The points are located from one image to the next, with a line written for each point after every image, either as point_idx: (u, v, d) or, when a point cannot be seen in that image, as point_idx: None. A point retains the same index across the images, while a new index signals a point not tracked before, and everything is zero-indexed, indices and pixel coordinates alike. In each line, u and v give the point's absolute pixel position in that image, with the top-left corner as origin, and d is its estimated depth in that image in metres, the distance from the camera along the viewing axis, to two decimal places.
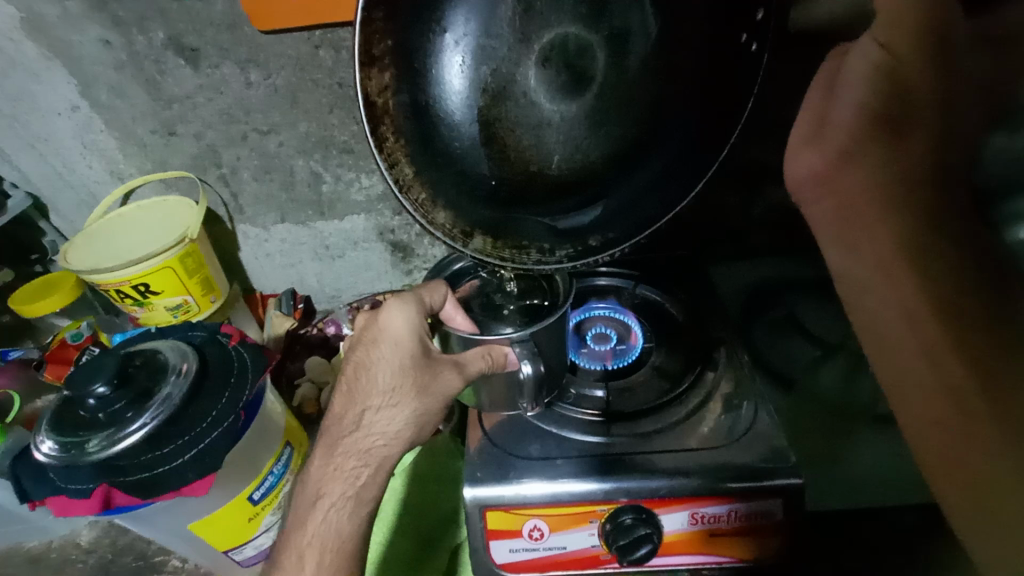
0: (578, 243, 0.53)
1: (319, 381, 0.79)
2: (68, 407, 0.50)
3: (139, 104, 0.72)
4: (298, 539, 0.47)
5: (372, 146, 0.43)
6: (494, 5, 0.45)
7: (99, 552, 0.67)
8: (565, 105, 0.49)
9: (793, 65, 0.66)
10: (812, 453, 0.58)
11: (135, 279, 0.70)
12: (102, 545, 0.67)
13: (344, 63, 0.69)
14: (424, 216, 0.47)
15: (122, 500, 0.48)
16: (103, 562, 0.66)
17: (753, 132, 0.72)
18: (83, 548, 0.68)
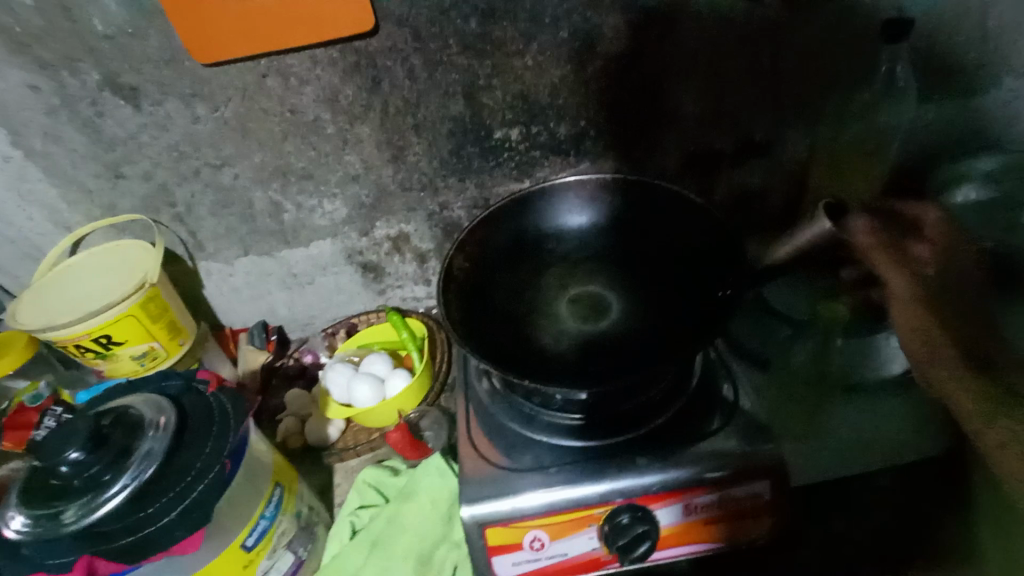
0: (513, 391, 0.61)
1: (300, 414, 0.76)
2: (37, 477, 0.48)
3: (80, 149, 0.69)
4: None
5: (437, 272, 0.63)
6: (569, 202, 0.72)
7: None
8: (575, 317, 0.66)
9: None
10: (794, 429, 0.57)
11: (95, 332, 0.67)
12: None
13: (294, 89, 0.68)
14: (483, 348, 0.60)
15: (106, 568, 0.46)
16: None
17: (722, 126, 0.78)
18: None
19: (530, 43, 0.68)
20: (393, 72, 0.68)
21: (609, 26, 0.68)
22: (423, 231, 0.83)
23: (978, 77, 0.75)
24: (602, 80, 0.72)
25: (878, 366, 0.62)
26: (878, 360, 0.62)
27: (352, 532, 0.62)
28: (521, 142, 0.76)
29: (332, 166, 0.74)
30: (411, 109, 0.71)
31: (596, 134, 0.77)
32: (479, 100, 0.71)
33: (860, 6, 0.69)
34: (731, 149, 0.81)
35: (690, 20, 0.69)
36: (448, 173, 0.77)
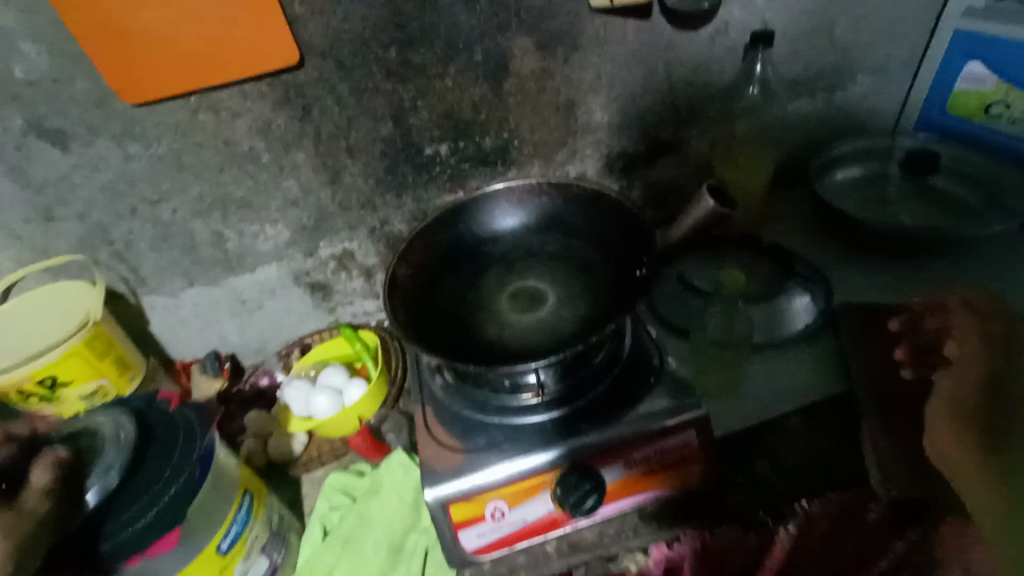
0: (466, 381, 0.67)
1: (262, 434, 0.77)
2: None
3: (8, 195, 0.70)
4: None
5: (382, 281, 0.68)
6: (500, 206, 0.79)
7: None
8: (514, 308, 0.73)
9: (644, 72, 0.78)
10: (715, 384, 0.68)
11: (40, 373, 0.68)
12: None
13: (227, 122, 0.71)
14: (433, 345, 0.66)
15: None
16: None
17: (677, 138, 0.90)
18: None
19: (448, 66, 0.75)
20: (322, 101, 0.73)
21: (518, 49, 0.76)
22: (366, 247, 0.87)
23: (834, 75, 0.91)
24: (519, 96, 0.80)
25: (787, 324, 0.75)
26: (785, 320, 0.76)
27: (324, 535, 0.65)
28: (451, 156, 0.82)
29: (270, 192, 0.78)
30: (343, 134, 0.76)
31: (519, 144, 0.84)
32: (407, 121, 0.77)
33: (729, 20, 0.80)
34: (641, 148, 0.91)
35: (589, 39, 0.78)
36: (386, 191, 0.82)
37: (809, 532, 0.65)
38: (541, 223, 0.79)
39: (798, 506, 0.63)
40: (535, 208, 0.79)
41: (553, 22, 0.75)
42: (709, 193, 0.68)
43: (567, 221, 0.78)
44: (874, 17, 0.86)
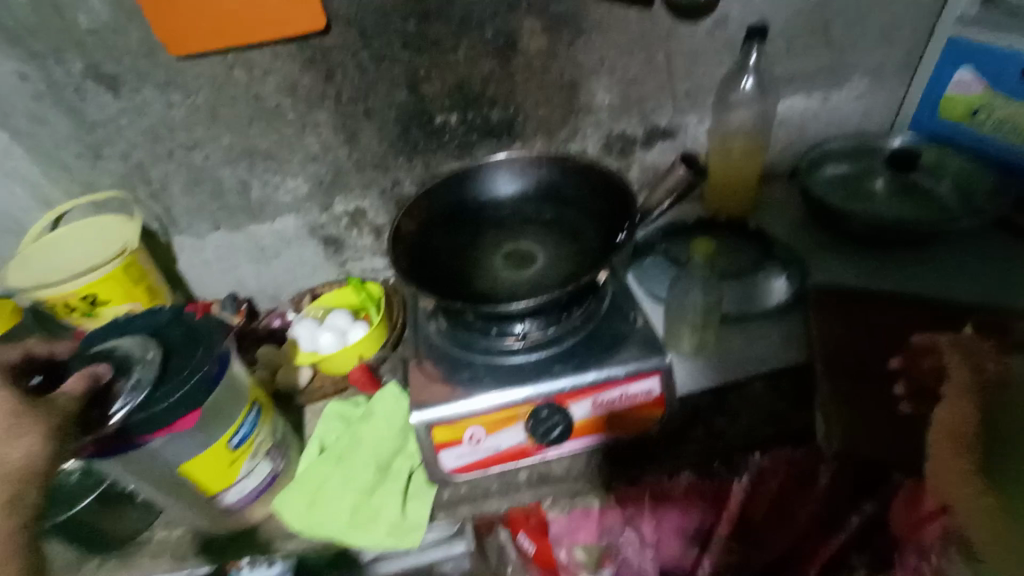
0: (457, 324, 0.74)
1: (271, 367, 0.85)
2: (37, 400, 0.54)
3: (63, 131, 0.78)
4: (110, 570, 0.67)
5: (389, 231, 0.75)
6: (501, 173, 0.85)
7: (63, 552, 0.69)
8: (506, 265, 0.79)
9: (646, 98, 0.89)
10: (698, 343, 0.75)
11: (84, 291, 0.76)
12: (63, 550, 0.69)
13: (259, 78, 0.78)
14: (430, 288, 0.73)
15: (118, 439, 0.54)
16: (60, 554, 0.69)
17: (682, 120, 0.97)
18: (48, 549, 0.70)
19: (461, 41, 0.81)
20: (345, 65, 0.80)
21: (527, 30, 0.82)
22: (378, 206, 0.94)
23: (827, 74, 0.97)
24: (526, 73, 0.86)
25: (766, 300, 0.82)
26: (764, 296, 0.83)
27: (320, 450, 0.73)
28: (459, 126, 0.89)
29: (294, 147, 0.85)
30: (361, 97, 0.83)
31: (524, 119, 0.91)
32: (421, 90, 0.84)
33: (727, 13, 0.87)
34: (639, 132, 0.97)
35: (593, 24, 0.84)
36: (398, 154, 0.89)
37: (761, 487, 0.73)
38: (537, 191, 0.85)
39: (751, 458, 0.71)
40: (532, 176, 0.85)
41: (560, 5, 0.81)
42: None
43: (561, 191, 0.84)
44: (863, 20, 0.92)
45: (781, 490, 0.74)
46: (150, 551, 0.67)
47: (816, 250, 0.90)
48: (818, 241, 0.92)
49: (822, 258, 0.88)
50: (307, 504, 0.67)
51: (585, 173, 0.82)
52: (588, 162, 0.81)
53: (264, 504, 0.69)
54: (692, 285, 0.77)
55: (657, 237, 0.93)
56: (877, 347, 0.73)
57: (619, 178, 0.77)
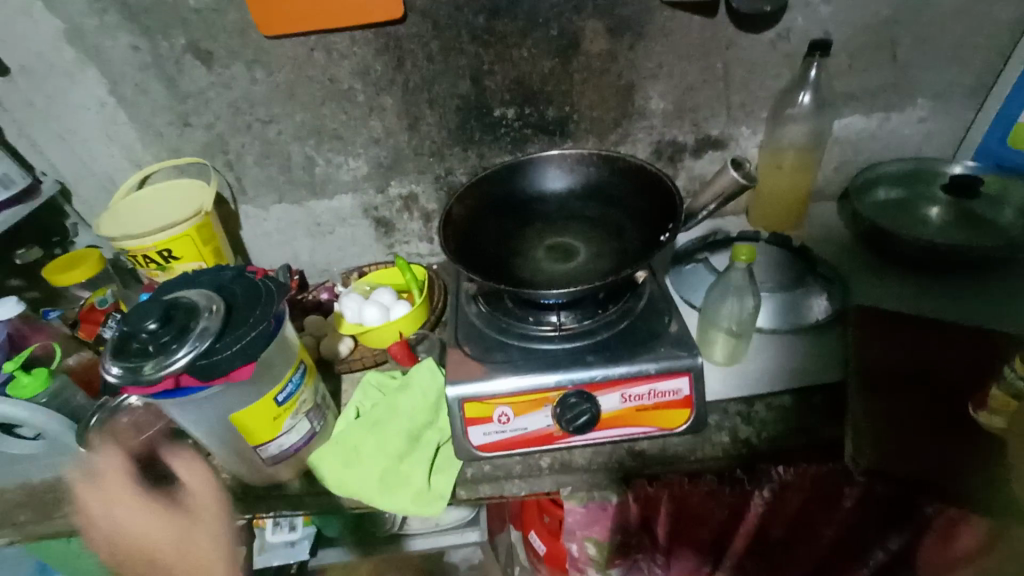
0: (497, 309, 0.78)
1: (316, 335, 0.91)
2: (120, 343, 0.58)
3: (159, 100, 0.85)
4: (158, 503, 0.72)
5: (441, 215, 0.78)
6: (551, 168, 0.87)
7: None
8: (548, 257, 0.82)
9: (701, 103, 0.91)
10: (730, 352, 0.76)
11: (161, 245, 0.82)
12: None
13: (335, 62, 0.84)
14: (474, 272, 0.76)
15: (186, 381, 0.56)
16: None
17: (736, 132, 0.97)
18: None
19: (525, 38, 0.85)
20: (415, 54, 0.84)
21: (590, 32, 0.85)
22: (429, 192, 0.98)
23: (894, 95, 0.95)
24: (585, 74, 0.89)
25: (805, 316, 0.81)
26: (804, 312, 0.81)
27: (356, 414, 0.76)
28: (515, 121, 0.92)
29: (359, 129, 0.90)
30: (426, 86, 0.87)
31: (578, 119, 0.93)
32: (483, 83, 0.88)
33: (792, 27, 0.87)
34: (692, 141, 0.97)
35: (656, 30, 0.85)
36: (454, 143, 0.93)
37: (782, 498, 0.72)
38: (585, 189, 0.87)
39: (774, 470, 0.70)
40: (581, 174, 0.87)
41: (625, 10, 0.83)
42: (733, 167, 0.74)
43: (608, 191, 0.86)
44: (935, 42, 0.90)
45: (803, 505, 0.73)
46: (193, 490, 0.73)
47: (860, 271, 0.90)
48: (861, 263, 0.91)
49: (865, 280, 0.88)
50: (339, 462, 0.71)
51: (634, 174, 0.83)
52: (638, 163, 0.82)
53: (301, 460, 0.73)
54: (727, 291, 0.75)
55: (699, 245, 0.94)
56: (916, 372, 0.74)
57: (667, 180, 0.78)
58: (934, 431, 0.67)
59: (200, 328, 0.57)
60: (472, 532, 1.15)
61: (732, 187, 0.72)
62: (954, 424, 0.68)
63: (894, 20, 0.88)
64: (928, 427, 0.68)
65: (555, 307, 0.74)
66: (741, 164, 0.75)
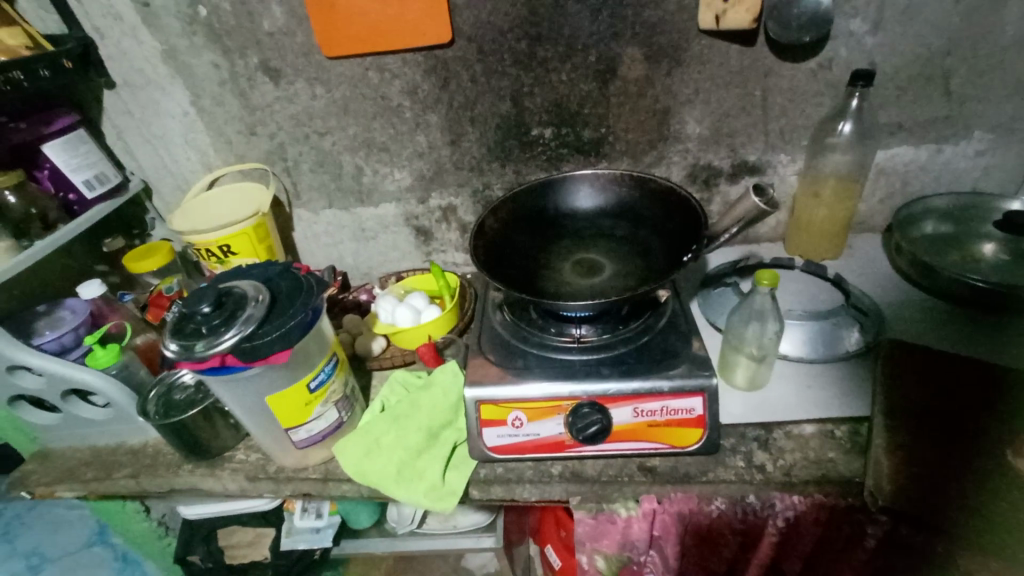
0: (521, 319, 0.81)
1: (353, 332, 0.96)
2: (179, 323, 0.65)
3: (232, 111, 0.95)
4: (201, 475, 0.79)
5: (473, 225, 0.82)
6: (584, 186, 0.90)
7: (168, 453, 0.83)
8: (574, 273, 0.84)
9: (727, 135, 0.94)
10: (750, 376, 0.76)
11: (221, 241, 0.91)
12: (167, 452, 0.83)
13: (387, 81, 0.91)
14: (500, 281, 0.79)
15: (231, 361, 0.63)
16: (163, 455, 0.83)
17: (771, 160, 0.97)
18: (156, 450, 0.84)
19: (565, 62, 0.89)
20: (460, 75, 0.90)
21: (628, 58, 0.88)
22: (467, 205, 1.03)
23: (946, 126, 0.93)
24: (621, 98, 0.92)
25: (834, 347, 0.79)
26: (833, 342, 0.79)
27: (381, 408, 0.81)
28: (552, 140, 0.96)
29: (406, 143, 0.97)
30: (469, 105, 0.93)
31: (613, 140, 0.96)
32: (522, 104, 0.92)
33: (835, 56, 0.87)
34: (727, 165, 0.98)
35: (693, 57, 0.88)
36: (493, 160, 0.98)
37: (796, 530, 0.70)
38: (616, 209, 0.89)
39: (788, 499, 0.68)
40: (613, 194, 0.89)
41: (663, 37, 0.86)
42: (756, 193, 0.75)
43: (639, 211, 0.88)
44: (991, 73, 0.87)
45: (819, 539, 0.71)
46: (231, 467, 0.79)
47: (902, 305, 0.87)
48: (904, 297, 0.88)
49: (907, 315, 0.85)
50: (362, 451, 0.75)
51: (664, 196, 0.85)
52: (668, 185, 0.83)
53: (328, 446, 0.78)
54: (751, 315, 0.74)
55: (729, 269, 0.94)
56: (943, 407, 0.71)
57: (695, 203, 0.79)
58: (969, 472, 0.64)
59: (247, 314, 0.64)
60: (487, 539, 1.15)
61: (752, 212, 0.73)
62: (985, 465, 0.65)
63: (946, 51, 0.86)
64: (960, 467, 0.65)
65: (577, 320, 0.77)
66: (765, 190, 0.76)
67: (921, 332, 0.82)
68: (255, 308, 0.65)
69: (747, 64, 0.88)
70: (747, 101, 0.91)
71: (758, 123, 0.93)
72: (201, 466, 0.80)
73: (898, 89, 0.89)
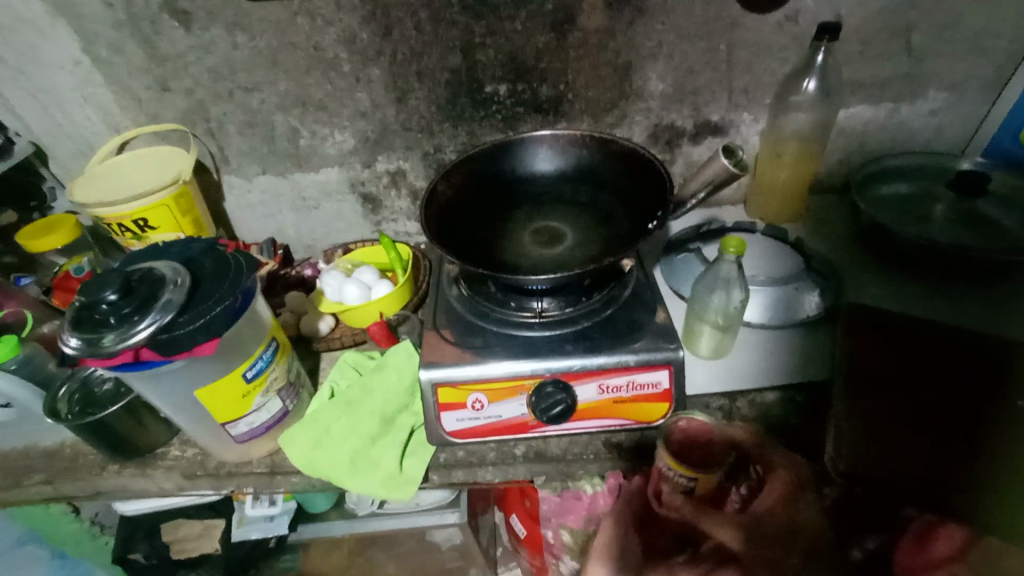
0: (479, 295, 0.76)
1: (297, 312, 0.88)
2: (83, 314, 0.56)
3: (136, 62, 0.82)
4: (129, 476, 0.72)
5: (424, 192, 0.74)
6: (544, 149, 0.84)
7: (88, 454, 0.74)
8: (533, 244, 0.79)
9: (691, 94, 0.90)
10: (715, 346, 0.75)
11: (136, 214, 0.80)
12: (87, 451, 0.75)
13: (319, 28, 0.80)
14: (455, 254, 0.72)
15: (148, 355, 0.55)
16: (81, 456, 0.74)
17: (734, 119, 0.94)
18: (73, 450, 0.75)
19: (520, 10, 0.81)
20: (403, 22, 0.80)
21: (588, 7, 0.81)
22: (418, 169, 0.95)
23: (906, 84, 0.91)
24: (582, 51, 0.85)
25: (796, 312, 0.78)
26: (796, 308, 0.79)
27: (330, 394, 0.75)
28: (508, 98, 0.89)
29: (345, 101, 0.87)
30: (415, 57, 0.84)
31: (573, 98, 0.89)
32: (473, 57, 0.84)
33: (801, 8, 0.83)
34: (690, 125, 0.94)
35: (656, 5, 0.81)
36: (444, 119, 0.90)
37: None
38: (577, 173, 0.84)
39: (755, 471, 0.67)
40: (574, 158, 0.84)
41: None
42: (725, 154, 0.71)
43: (602, 176, 0.83)
44: (952, 29, 0.86)
45: None
46: (164, 465, 0.72)
47: (859, 268, 0.87)
48: (862, 262, 0.88)
49: (862, 278, 0.85)
50: (311, 442, 0.70)
51: (628, 160, 0.80)
52: (632, 147, 0.78)
53: (272, 438, 0.72)
54: (716, 283, 0.72)
55: (693, 235, 0.91)
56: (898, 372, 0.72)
57: (660, 167, 0.75)
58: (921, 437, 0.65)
59: (164, 300, 0.55)
60: (451, 514, 1.12)
61: (722, 174, 0.70)
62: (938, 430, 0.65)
63: (910, 5, 0.83)
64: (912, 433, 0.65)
65: (539, 292, 0.72)
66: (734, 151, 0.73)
67: (878, 295, 0.82)
68: (175, 292, 0.57)
69: (711, 14, 0.82)
70: (711, 56, 0.87)
71: (722, 79, 0.89)
72: (129, 466, 0.72)
73: (861, 44, 0.87)
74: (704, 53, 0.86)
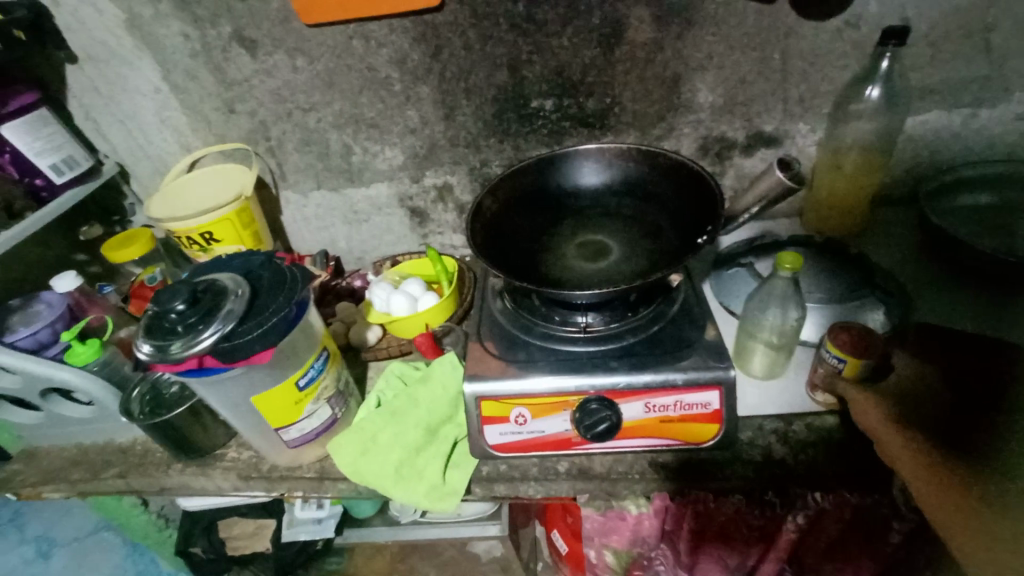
0: (523, 309, 0.76)
1: (347, 321, 0.92)
2: (154, 322, 0.60)
3: (207, 87, 0.88)
4: (191, 475, 0.76)
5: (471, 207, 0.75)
6: (590, 162, 0.83)
7: (155, 452, 0.79)
8: (579, 257, 0.78)
9: (743, 104, 0.88)
10: (769, 366, 0.72)
11: (203, 228, 0.86)
12: (155, 450, 0.79)
13: (374, 50, 0.84)
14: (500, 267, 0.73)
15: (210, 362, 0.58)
16: (150, 454, 0.79)
17: (789, 130, 0.90)
18: (143, 448, 0.80)
19: (567, 26, 0.81)
20: (452, 42, 0.83)
21: (635, 20, 0.81)
22: (464, 184, 0.97)
23: (982, 89, 0.85)
24: (629, 64, 0.84)
25: None
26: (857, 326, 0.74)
27: (376, 403, 0.77)
28: (553, 112, 0.89)
29: (396, 118, 0.90)
30: (463, 75, 0.86)
31: (620, 111, 0.89)
32: (520, 72, 0.85)
33: (863, 13, 0.79)
34: (742, 136, 0.91)
35: (707, 16, 0.80)
36: (490, 134, 0.91)
37: (819, 527, 0.66)
38: (623, 186, 0.83)
39: (811, 497, 0.64)
40: (620, 170, 0.83)
41: None
42: (780, 167, 0.69)
43: (649, 189, 0.81)
44: None
45: (841, 535, 0.67)
46: (222, 466, 0.76)
47: (928, 284, 0.82)
48: (930, 277, 0.83)
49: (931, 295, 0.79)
50: (358, 450, 0.71)
51: (677, 173, 0.78)
52: (681, 160, 0.77)
53: (321, 444, 0.74)
54: (769, 300, 0.69)
55: (744, 249, 0.88)
56: None
57: (710, 180, 0.73)
58: None
59: (227, 309, 0.59)
60: (493, 526, 1.12)
61: (777, 188, 0.68)
62: None
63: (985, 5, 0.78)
64: None
65: (583, 307, 0.72)
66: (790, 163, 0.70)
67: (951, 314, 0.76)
68: (236, 301, 0.60)
69: (765, 22, 0.80)
70: (764, 65, 0.84)
71: (777, 88, 0.86)
72: (192, 465, 0.77)
73: (930, 48, 0.82)
74: (757, 63, 0.84)
